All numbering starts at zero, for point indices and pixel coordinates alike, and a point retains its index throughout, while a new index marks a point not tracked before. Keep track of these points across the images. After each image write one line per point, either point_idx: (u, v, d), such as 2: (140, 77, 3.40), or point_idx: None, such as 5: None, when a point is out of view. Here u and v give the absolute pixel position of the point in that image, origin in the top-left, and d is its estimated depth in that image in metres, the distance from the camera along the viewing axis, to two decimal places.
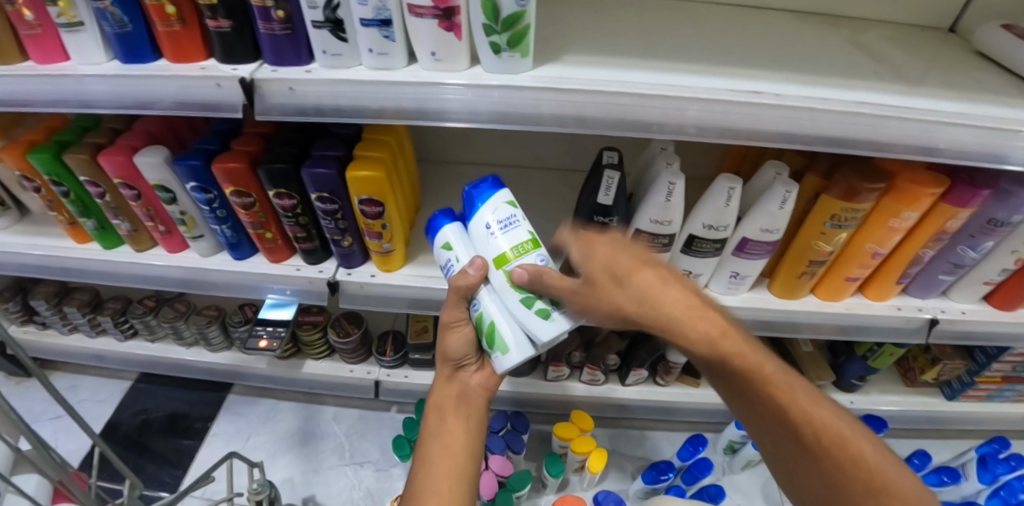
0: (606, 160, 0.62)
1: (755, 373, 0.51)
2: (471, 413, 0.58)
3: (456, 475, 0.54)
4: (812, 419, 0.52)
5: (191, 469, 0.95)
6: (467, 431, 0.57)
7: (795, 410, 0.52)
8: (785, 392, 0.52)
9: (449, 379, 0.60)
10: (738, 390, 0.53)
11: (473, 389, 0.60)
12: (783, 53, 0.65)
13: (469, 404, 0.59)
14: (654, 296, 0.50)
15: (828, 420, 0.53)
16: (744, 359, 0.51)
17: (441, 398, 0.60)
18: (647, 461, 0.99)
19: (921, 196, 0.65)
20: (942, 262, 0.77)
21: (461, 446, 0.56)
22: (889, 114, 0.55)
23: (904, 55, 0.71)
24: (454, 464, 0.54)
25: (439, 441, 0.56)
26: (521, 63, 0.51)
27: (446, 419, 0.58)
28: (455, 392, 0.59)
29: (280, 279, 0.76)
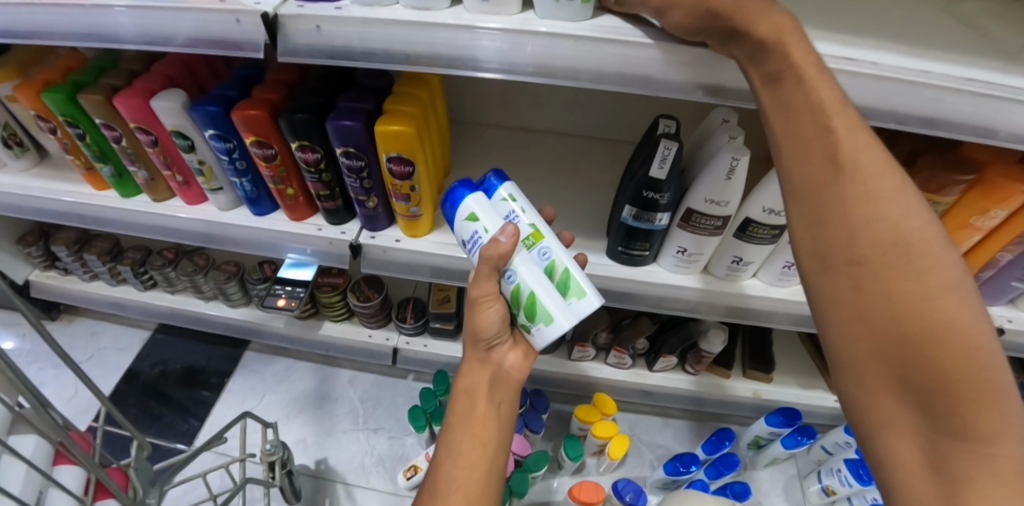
0: (661, 129, 0.55)
1: (885, 225, 0.37)
2: (501, 401, 0.55)
3: (485, 467, 0.50)
4: (953, 321, 0.34)
5: (207, 423, 0.95)
6: (498, 420, 0.53)
7: (929, 301, 0.35)
8: (927, 276, 0.35)
9: (478, 359, 0.56)
10: (846, 247, 0.38)
11: (506, 374, 0.56)
12: (874, 16, 0.56)
13: (499, 390, 0.55)
14: (816, 91, 0.38)
15: (981, 335, 0.34)
16: (880, 197, 0.37)
17: (469, 381, 0.55)
18: (667, 450, 0.96)
19: (1014, 193, 0.57)
20: (1018, 269, 0.69)
21: (490, 436, 0.52)
22: (1003, 94, 0.47)
23: (1009, 29, 0.61)
24: (482, 455, 0.51)
25: (467, 429, 0.52)
26: (581, 11, 0.44)
27: (474, 405, 0.54)
28: (485, 377, 0.55)
29: (301, 239, 0.72)
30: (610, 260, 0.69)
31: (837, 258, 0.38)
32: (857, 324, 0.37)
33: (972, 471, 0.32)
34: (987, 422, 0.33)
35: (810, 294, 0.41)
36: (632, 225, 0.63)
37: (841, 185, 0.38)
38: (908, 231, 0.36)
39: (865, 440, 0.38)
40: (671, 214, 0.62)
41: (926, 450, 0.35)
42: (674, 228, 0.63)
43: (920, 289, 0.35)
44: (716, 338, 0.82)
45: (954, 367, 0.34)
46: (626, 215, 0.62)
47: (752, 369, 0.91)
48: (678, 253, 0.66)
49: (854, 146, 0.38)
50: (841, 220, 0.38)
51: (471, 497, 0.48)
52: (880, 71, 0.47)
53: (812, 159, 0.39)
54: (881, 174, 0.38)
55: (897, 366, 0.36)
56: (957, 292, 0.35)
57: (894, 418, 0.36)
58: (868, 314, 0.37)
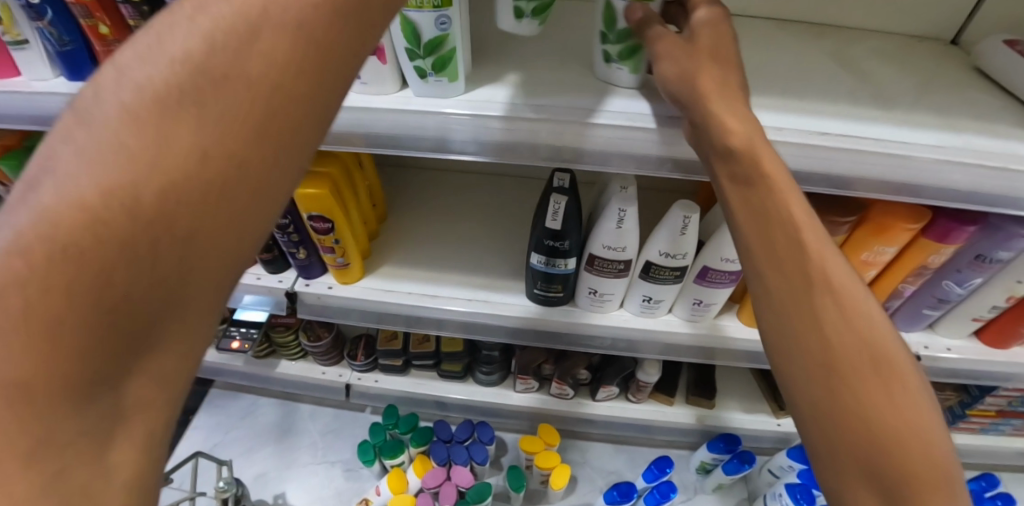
0: (555, 183, 0.60)
1: (861, 339, 0.39)
2: (288, 140, 0.26)
3: (193, 292, 0.24)
4: (905, 437, 0.37)
5: (171, 458, 0.99)
6: (264, 180, 0.26)
7: (891, 399, 0.38)
8: (888, 380, 0.38)
9: (258, 41, 0.24)
10: (825, 348, 0.39)
11: (327, 75, 0.27)
12: (753, 71, 0.60)
13: (294, 108, 0.26)
14: (785, 199, 0.41)
15: (947, 456, 0.37)
16: (847, 305, 0.40)
17: (204, 69, 0.24)
18: (618, 476, 0.98)
19: (896, 230, 0.60)
20: (926, 297, 0.71)
21: (244, 212, 0.25)
22: (851, 147, 0.51)
23: (892, 71, 0.65)
24: (189, 263, 0.24)
25: (148, 192, 0.22)
26: (452, 87, 0.49)
27: (206, 137, 0.23)
28: (261, 69, 0.24)
29: (241, 288, 0.76)
30: (529, 301, 0.72)
31: (812, 361, 0.40)
32: (849, 420, 0.38)
33: None
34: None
35: (779, 355, 0.41)
36: (544, 270, 0.66)
37: (815, 297, 0.40)
38: (874, 348, 0.39)
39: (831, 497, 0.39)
40: (577, 258, 0.66)
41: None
42: (582, 271, 0.67)
43: (882, 398, 0.38)
44: (653, 368, 0.86)
45: (910, 473, 0.36)
46: (536, 261, 0.66)
47: (694, 396, 0.93)
48: (590, 293, 0.69)
49: (818, 265, 0.41)
50: (815, 326, 0.40)
51: (159, 352, 0.24)
52: None
53: (779, 254, 0.41)
54: (830, 264, 0.41)
55: (874, 467, 0.37)
56: (907, 388, 0.39)
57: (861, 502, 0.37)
58: (861, 425, 0.38)
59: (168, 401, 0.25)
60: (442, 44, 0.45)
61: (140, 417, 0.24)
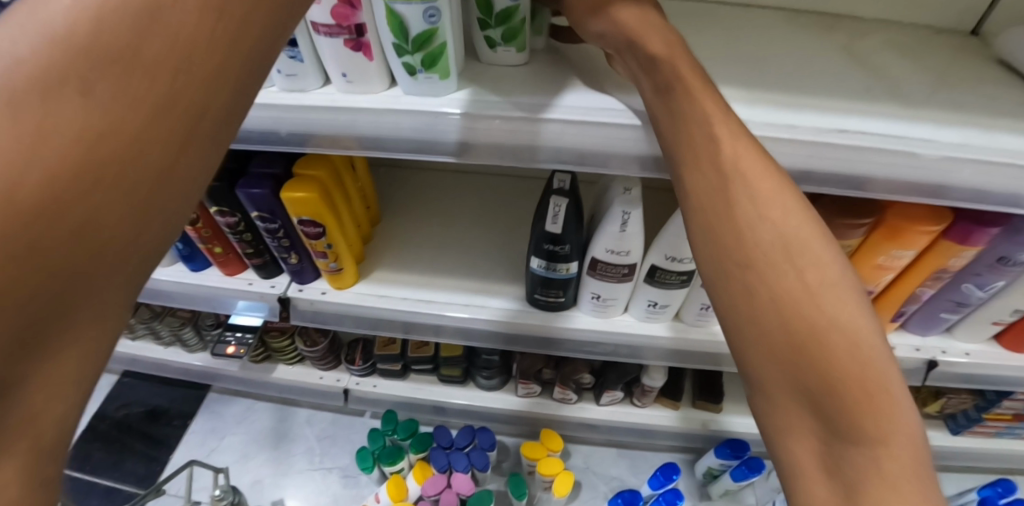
0: (555, 185, 0.57)
1: (773, 229, 0.35)
2: (222, 104, 0.27)
3: (122, 253, 0.24)
4: (827, 333, 0.32)
5: (167, 465, 0.98)
6: (200, 149, 0.26)
7: (812, 296, 0.33)
8: (808, 273, 0.33)
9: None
10: (739, 245, 0.35)
11: (240, 54, 0.27)
12: (760, 66, 0.57)
13: (228, 74, 0.26)
14: (698, 101, 0.39)
15: (878, 356, 0.32)
16: (761, 196, 0.35)
17: (140, 20, 0.23)
18: (621, 482, 0.96)
19: (914, 233, 0.57)
20: (943, 300, 0.69)
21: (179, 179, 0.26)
22: (867, 145, 0.48)
23: (907, 64, 0.61)
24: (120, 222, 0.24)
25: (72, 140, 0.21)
26: (443, 86, 0.47)
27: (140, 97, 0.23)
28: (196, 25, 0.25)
29: (232, 293, 0.74)
30: (530, 306, 0.70)
31: (726, 260, 0.35)
32: (767, 323, 0.33)
33: (867, 473, 0.29)
34: (875, 422, 0.30)
35: (700, 261, 0.37)
36: (544, 275, 0.64)
37: (727, 192, 0.36)
38: (792, 239, 0.34)
39: (762, 419, 0.34)
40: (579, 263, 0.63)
41: (825, 457, 0.31)
42: (585, 275, 0.65)
43: (802, 289, 0.33)
44: (657, 373, 0.84)
45: (835, 375, 0.31)
46: (536, 265, 0.64)
47: (700, 400, 0.91)
48: (593, 298, 0.66)
49: (730, 156, 0.36)
50: (729, 223, 0.36)
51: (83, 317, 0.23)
52: None
53: (700, 167, 0.38)
54: (745, 155, 0.37)
55: (796, 372, 0.32)
56: (837, 287, 0.33)
57: (789, 418, 0.33)
58: (781, 327, 0.33)
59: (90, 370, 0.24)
60: (432, 39, 0.43)
61: (56, 391, 0.23)
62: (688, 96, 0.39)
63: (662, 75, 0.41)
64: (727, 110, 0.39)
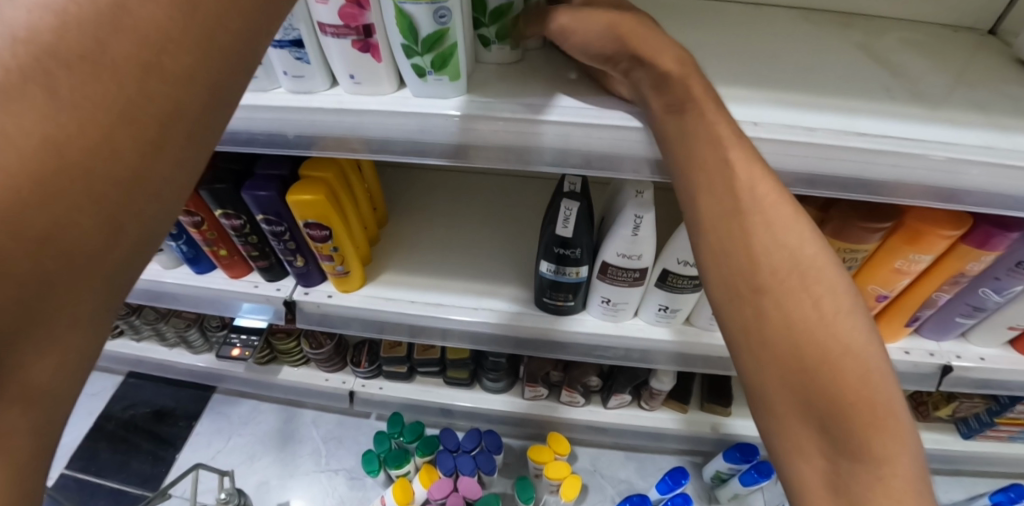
0: (565, 187, 0.56)
1: (786, 256, 0.36)
2: (201, 103, 0.24)
3: (89, 266, 0.22)
4: (836, 362, 0.34)
5: (173, 466, 0.97)
6: (176, 151, 0.24)
7: (825, 324, 0.34)
8: (821, 301, 0.35)
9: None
10: (755, 271, 0.37)
11: (223, 48, 0.25)
12: (776, 66, 0.56)
13: (208, 71, 0.24)
14: (713, 124, 0.39)
15: (884, 381, 0.34)
16: (778, 224, 0.37)
17: (106, 11, 0.21)
18: (628, 485, 0.95)
19: (932, 238, 0.55)
20: (959, 305, 0.67)
21: (152, 184, 0.23)
22: (888, 148, 0.46)
23: (926, 64, 0.60)
24: (86, 232, 0.21)
25: (31, 142, 0.19)
26: (452, 87, 0.45)
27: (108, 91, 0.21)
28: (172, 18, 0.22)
29: (238, 295, 0.74)
30: (538, 310, 0.69)
31: (742, 289, 0.37)
32: (781, 348, 0.35)
33: (870, 490, 0.32)
34: (880, 442, 0.32)
35: (712, 284, 0.39)
36: (553, 279, 0.63)
37: (742, 221, 0.38)
38: (807, 266, 0.36)
39: (768, 435, 0.37)
40: (589, 267, 0.62)
41: (830, 475, 0.34)
42: (595, 279, 0.64)
43: (816, 315, 0.35)
44: (666, 376, 0.83)
45: (842, 400, 0.33)
46: (545, 269, 0.63)
47: (709, 403, 0.90)
48: (604, 302, 0.65)
49: (746, 185, 0.38)
50: (745, 250, 0.37)
51: (46, 334, 0.21)
52: (762, 132, 0.46)
53: (716, 192, 0.39)
54: (765, 183, 0.38)
55: (806, 395, 0.34)
56: (847, 313, 0.35)
57: (796, 436, 0.35)
58: (794, 352, 0.34)
59: (60, 390, 0.22)
60: (441, 39, 0.41)
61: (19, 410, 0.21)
62: (707, 118, 0.39)
63: (678, 78, 0.40)
64: (740, 133, 0.39)
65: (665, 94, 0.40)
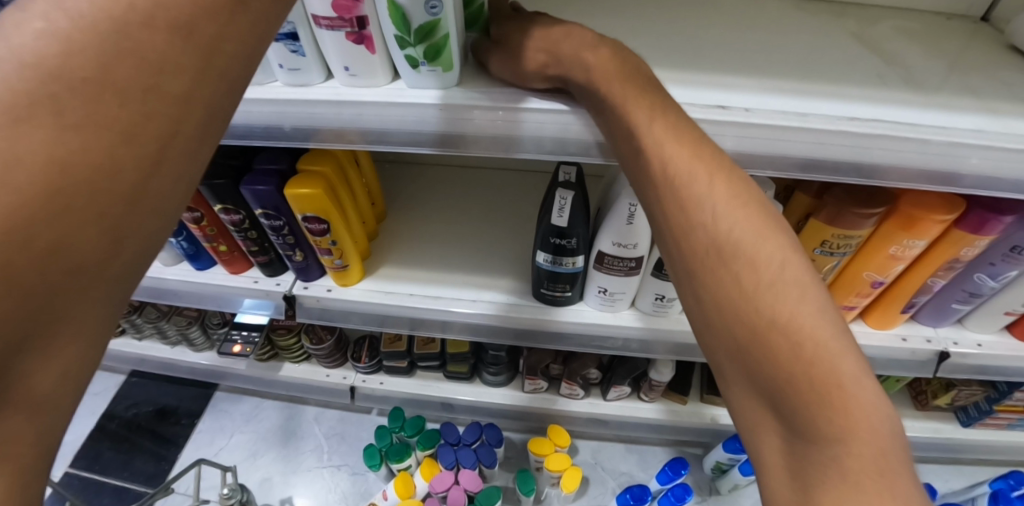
0: (561, 178, 0.56)
1: (705, 234, 0.35)
2: (197, 121, 0.26)
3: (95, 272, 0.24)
4: (773, 334, 0.31)
5: (177, 464, 0.98)
6: (174, 169, 0.26)
7: (749, 299, 0.32)
8: (744, 275, 0.33)
9: (160, 12, 0.24)
10: (684, 253, 0.36)
11: (218, 64, 0.26)
12: (768, 54, 0.56)
13: (204, 92, 0.26)
14: (631, 111, 0.39)
15: (834, 351, 0.30)
16: (693, 202, 0.35)
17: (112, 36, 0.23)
18: (629, 477, 0.95)
19: (926, 222, 0.56)
20: (956, 291, 0.67)
21: (153, 195, 0.26)
22: (881, 133, 0.46)
23: (918, 51, 0.60)
24: (91, 241, 0.24)
25: (38, 158, 0.22)
26: (447, 78, 0.46)
27: (115, 110, 0.24)
28: (174, 43, 0.24)
29: (238, 291, 0.74)
30: (536, 301, 0.69)
31: (683, 266, 0.36)
32: (719, 327, 0.34)
33: (825, 475, 0.28)
34: (830, 422, 0.29)
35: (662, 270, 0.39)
36: (550, 269, 0.63)
37: (665, 203, 0.37)
38: (728, 242, 0.34)
39: (734, 419, 0.35)
40: (586, 256, 0.63)
41: (790, 461, 0.31)
42: (592, 269, 0.64)
43: (738, 290, 0.33)
44: (665, 368, 0.83)
45: (785, 372, 0.30)
46: (542, 260, 0.63)
47: (709, 394, 0.90)
48: (601, 292, 0.66)
49: (672, 162, 0.36)
50: (672, 232, 0.36)
51: (59, 330, 0.24)
52: (755, 118, 0.47)
53: (643, 178, 0.39)
54: (682, 159, 0.36)
55: (751, 376, 0.32)
56: (779, 285, 0.32)
57: (755, 418, 0.33)
58: (729, 331, 0.33)
59: (68, 388, 0.25)
60: (435, 32, 0.42)
61: (23, 412, 0.23)
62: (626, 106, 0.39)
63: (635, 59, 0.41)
64: (671, 107, 0.39)
65: (629, 81, 0.40)
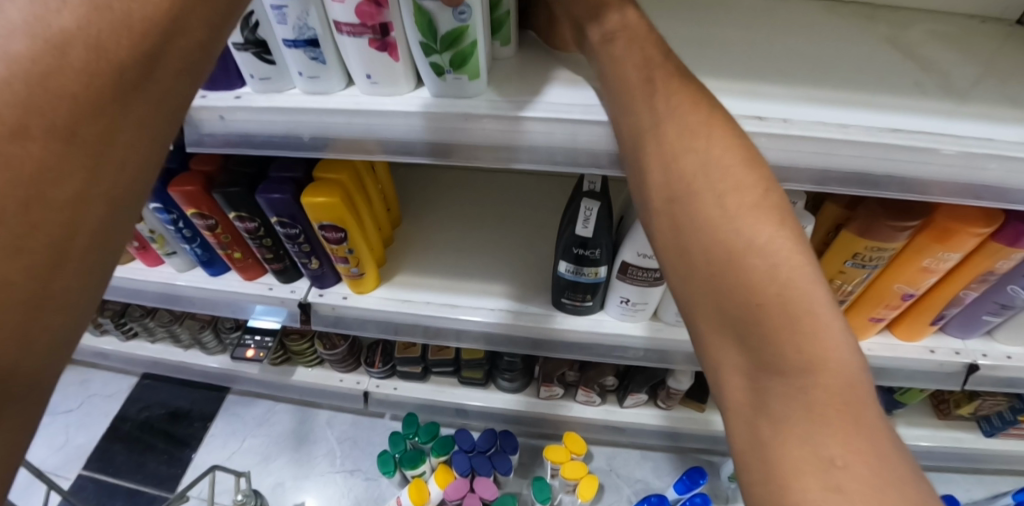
0: (585, 187, 0.55)
1: (692, 158, 0.33)
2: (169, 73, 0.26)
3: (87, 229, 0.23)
4: (755, 263, 0.29)
5: (189, 468, 0.98)
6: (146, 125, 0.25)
7: (729, 221, 0.30)
8: (727, 197, 0.31)
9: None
10: (667, 179, 0.34)
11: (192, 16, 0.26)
12: (799, 60, 0.54)
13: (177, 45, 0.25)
14: (650, 50, 0.39)
15: (806, 274, 0.28)
16: (686, 129, 0.34)
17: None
18: (644, 484, 0.94)
19: (962, 236, 0.54)
20: (987, 303, 0.65)
21: (106, 194, 0.24)
22: (924, 145, 0.44)
23: (954, 56, 0.58)
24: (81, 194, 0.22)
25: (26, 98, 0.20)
26: (472, 87, 0.44)
27: (54, 139, 0.21)
28: (117, 59, 0.23)
29: (253, 298, 0.73)
30: (556, 310, 0.68)
31: (661, 204, 0.34)
32: (699, 253, 0.31)
33: (788, 406, 0.26)
34: (799, 349, 0.27)
35: (640, 204, 0.37)
36: (571, 279, 0.62)
37: (655, 133, 0.35)
38: (717, 167, 0.32)
39: (700, 362, 0.32)
40: (608, 266, 0.61)
41: (753, 395, 0.28)
42: (614, 279, 0.62)
43: (719, 211, 0.31)
44: (684, 376, 0.82)
45: (757, 297, 0.28)
46: (563, 270, 0.62)
47: None
48: (622, 302, 0.64)
49: (665, 113, 0.35)
50: (659, 158, 0.35)
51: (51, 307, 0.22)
52: (792, 129, 0.45)
53: (637, 108, 0.37)
54: (679, 94, 0.35)
55: (722, 303, 0.30)
56: (758, 209, 0.30)
57: (722, 354, 0.30)
58: (706, 255, 0.31)
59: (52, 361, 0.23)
60: (461, 40, 0.40)
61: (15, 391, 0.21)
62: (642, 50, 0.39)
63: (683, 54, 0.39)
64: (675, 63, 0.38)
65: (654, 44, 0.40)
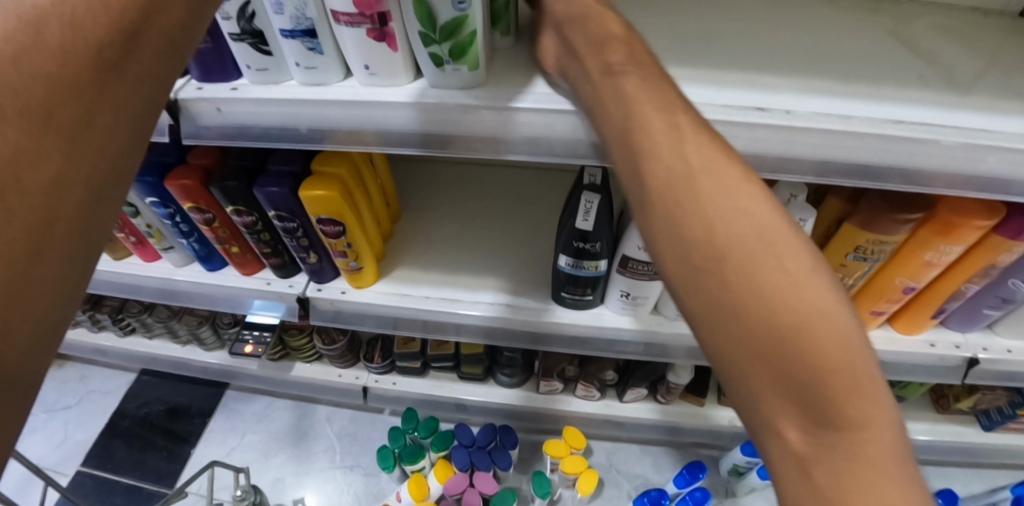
0: (586, 180, 0.55)
1: (734, 203, 0.29)
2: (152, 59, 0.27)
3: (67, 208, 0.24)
4: (817, 324, 0.26)
5: (188, 464, 0.97)
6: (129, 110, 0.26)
7: (787, 277, 0.27)
8: (779, 250, 0.28)
9: None
10: (705, 223, 0.29)
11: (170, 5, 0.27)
12: (802, 53, 0.54)
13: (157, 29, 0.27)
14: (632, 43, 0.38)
15: (853, 329, 0.28)
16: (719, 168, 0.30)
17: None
18: (644, 479, 0.94)
19: (965, 229, 0.53)
20: (988, 296, 0.65)
21: (86, 174, 0.25)
22: (928, 136, 0.44)
23: (958, 49, 0.57)
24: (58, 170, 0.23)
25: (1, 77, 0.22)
26: (471, 78, 0.44)
27: (28, 118, 0.22)
28: (92, 42, 0.24)
29: (251, 293, 0.73)
30: (556, 305, 0.68)
31: (693, 250, 0.29)
32: (752, 312, 0.27)
33: (857, 468, 0.26)
34: (860, 408, 0.26)
35: (660, 245, 0.31)
36: (571, 273, 0.62)
37: (682, 167, 0.30)
38: (759, 215, 0.29)
39: (744, 418, 0.29)
40: (609, 260, 0.61)
41: (813, 456, 0.27)
42: (614, 273, 0.62)
43: (777, 266, 0.28)
44: (684, 371, 0.81)
45: (826, 360, 0.26)
46: (563, 264, 0.61)
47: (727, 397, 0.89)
48: (622, 296, 0.64)
49: (685, 143, 0.31)
50: (692, 197, 0.30)
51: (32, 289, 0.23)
52: (795, 121, 0.44)
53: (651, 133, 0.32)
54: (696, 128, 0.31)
55: (781, 367, 0.27)
56: (805, 262, 0.28)
57: (775, 415, 0.28)
58: (764, 314, 0.27)
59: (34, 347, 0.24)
60: (460, 28, 0.40)
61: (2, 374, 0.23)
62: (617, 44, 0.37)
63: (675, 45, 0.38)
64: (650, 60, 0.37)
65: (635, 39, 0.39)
